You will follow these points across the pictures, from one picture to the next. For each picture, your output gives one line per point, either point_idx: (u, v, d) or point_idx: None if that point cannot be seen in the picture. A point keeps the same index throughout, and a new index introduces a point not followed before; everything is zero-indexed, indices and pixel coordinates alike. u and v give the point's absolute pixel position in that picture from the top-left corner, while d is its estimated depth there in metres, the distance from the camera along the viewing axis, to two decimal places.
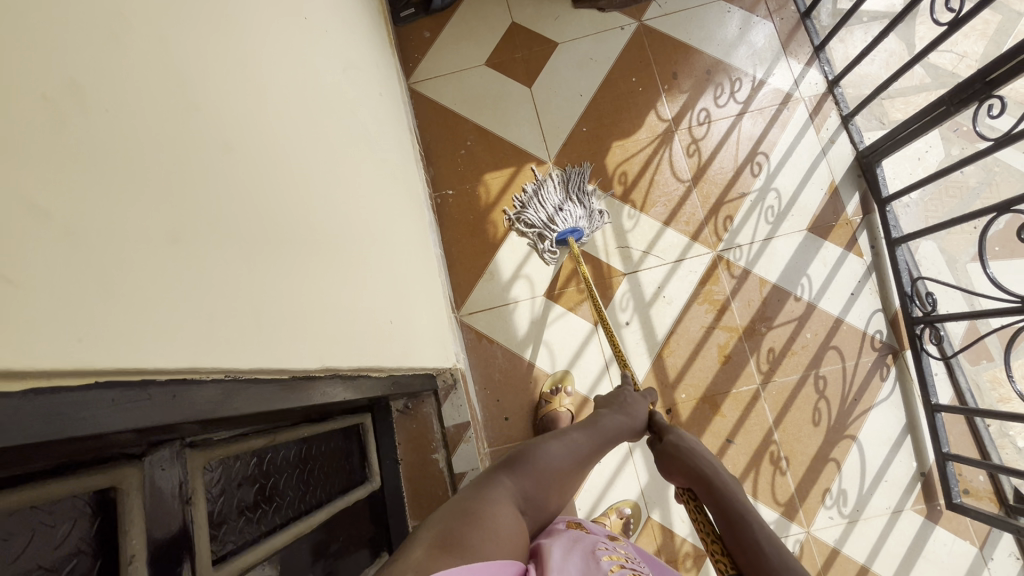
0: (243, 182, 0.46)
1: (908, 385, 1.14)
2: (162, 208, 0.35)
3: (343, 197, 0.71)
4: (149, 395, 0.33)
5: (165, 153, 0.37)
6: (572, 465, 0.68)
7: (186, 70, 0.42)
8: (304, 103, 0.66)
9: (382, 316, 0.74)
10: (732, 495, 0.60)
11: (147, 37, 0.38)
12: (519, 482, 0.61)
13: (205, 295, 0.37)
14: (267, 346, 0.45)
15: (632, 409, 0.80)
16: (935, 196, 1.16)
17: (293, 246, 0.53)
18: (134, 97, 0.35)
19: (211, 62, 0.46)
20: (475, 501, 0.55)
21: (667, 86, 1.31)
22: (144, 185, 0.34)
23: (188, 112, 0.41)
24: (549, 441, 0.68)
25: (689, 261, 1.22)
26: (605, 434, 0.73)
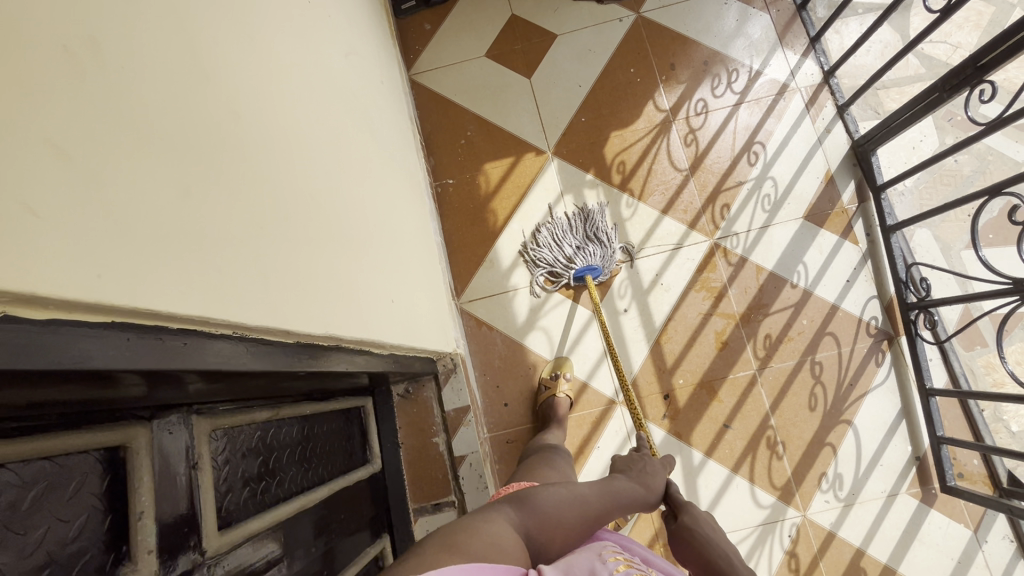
0: (251, 150, 0.48)
1: (903, 371, 1.15)
2: (177, 164, 0.37)
3: (346, 174, 0.72)
4: (162, 339, 0.35)
5: (178, 113, 0.38)
6: (583, 516, 0.68)
7: (199, 38, 0.44)
8: (309, 83, 0.67)
9: (384, 293, 0.75)
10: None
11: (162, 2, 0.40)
12: (525, 512, 0.62)
13: (215, 249, 0.39)
14: (274, 308, 0.46)
15: (652, 480, 0.83)
16: (930, 184, 1.17)
17: (299, 216, 0.54)
18: (150, 58, 0.37)
19: (221, 32, 0.48)
20: (479, 518, 0.56)
21: (665, 76, 1.32)
22: (157, 139, 0.36)
23: (200, 77, 0.42)
24: (559, 484, 0.70)
25: (687, 249, 1.23)
26: (621, 494, 0.75)
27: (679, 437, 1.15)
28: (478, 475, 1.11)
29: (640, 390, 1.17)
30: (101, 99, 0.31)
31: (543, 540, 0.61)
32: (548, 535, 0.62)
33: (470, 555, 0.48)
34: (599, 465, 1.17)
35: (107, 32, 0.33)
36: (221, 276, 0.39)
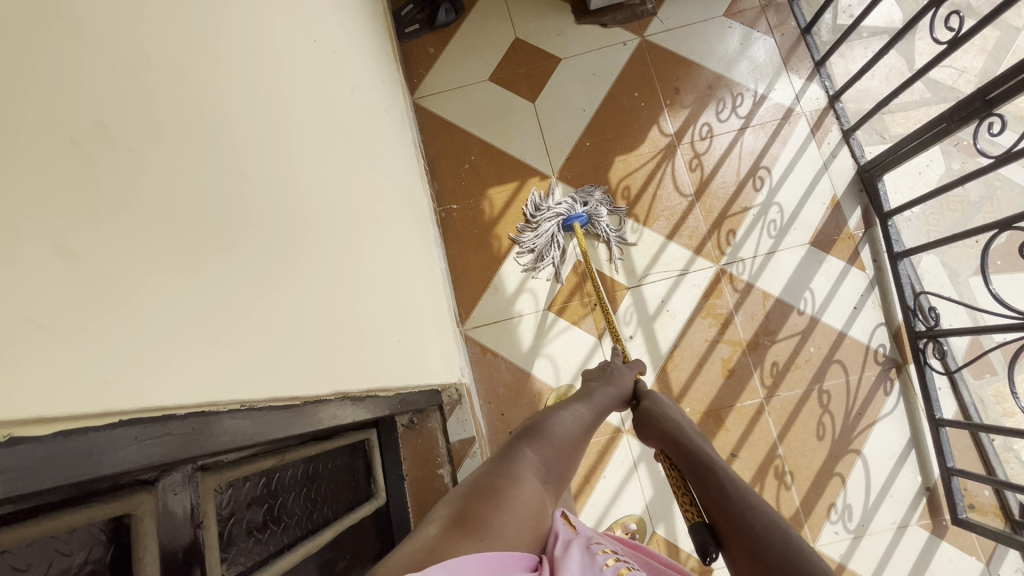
0: (258, 210, 0.47)
1: (912, 400, 1.14)
2: (184, 241, 0.36)
3: (352, 217, 0.72)
4: (169, 429, 0.34)
5: (186, 186, 0.38)
6: (581, 438, 0.72)
7: (207, 103, 0.43)
8: (315, 126, 0.67)
9: (390, 335, 0.75)
10: (699, 446, 0.68)
11: (170, 73, 0.39)
12: (539, 448, 0.64)
13: (221, 323, 0.38)
14: (280, 373, 0.45)
15: (623, 381, 0.86)
16: (936, 210, 1.16)
17: (306, 271, 0.54)
18: (159, 133, 0.36)
19: (228, 92, 0.47)
20: (491, 476, 0.55)
21: (669, 101, 1.32)
22: (166, 219, 0.35)
23: (209, 144, 0.42)
24: (559, 414, 0.72)
25: (693, 275, 1.23)
26: (598, 404, 0.79)
27: None
28: None
29: None
30: (106, 187, 0.31)
31: (557, 471, 0.64)
32: (561, 466, 0.65)
33: (481, 537, 0.45)
34: (606, 494, 1.15)
35: (113, 115, 0.32)
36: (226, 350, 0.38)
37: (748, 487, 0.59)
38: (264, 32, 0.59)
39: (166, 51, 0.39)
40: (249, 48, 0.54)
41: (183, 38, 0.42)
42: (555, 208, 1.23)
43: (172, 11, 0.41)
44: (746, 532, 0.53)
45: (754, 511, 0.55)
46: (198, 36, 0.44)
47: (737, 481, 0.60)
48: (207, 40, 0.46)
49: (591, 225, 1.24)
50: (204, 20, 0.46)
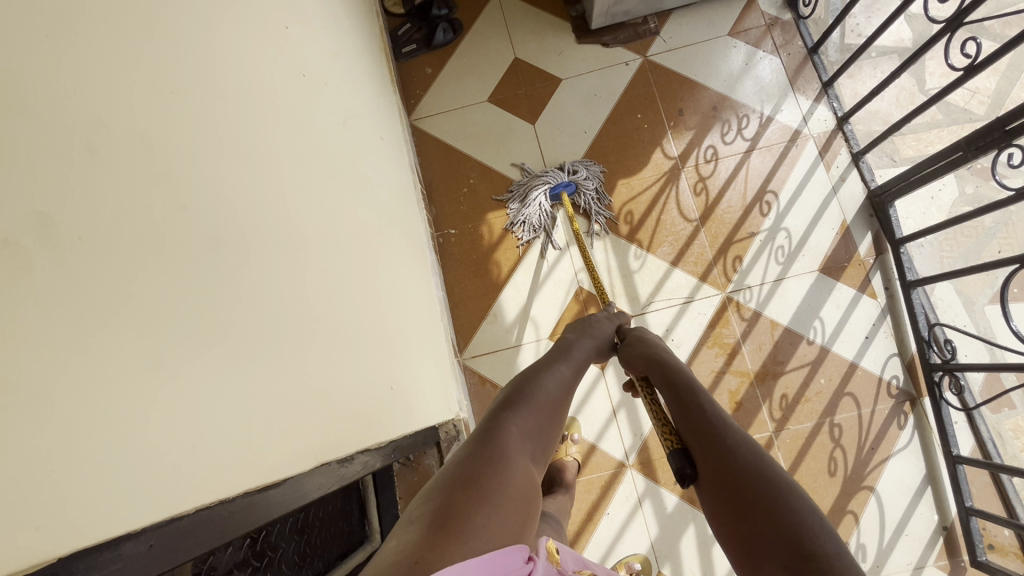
0: (235, 278, 0.44)
1: (927, 434, 1.10)
2: (144, 336, 0.33)
3: (341, 265, 0.68)
4: (122, 554, 0.30)
5: (150, 273, 0.34)
6: (567, 395, 0.67)
7: (178, 169, 0.40)
8: (301, 171, 0.63)
9: (382, 384, 0.71)
10: (681, 372, 0.66)
11: (134, 139, 0.36)
12: (521, 414, 0.59)
13: (187, 421, 0.35)
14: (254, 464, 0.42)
15: (599, 330, 0.81)
16: (950, 236, 1.12)
17: (286, 336, 0.50)
18: (119, 215, 0.33)
19: (205, 152, 0.44)
20: (471, 454, 0.51)
21: (673, 122, 1.29)
22: (125, 313, 0.32)
23: (178, 214, 0.39)
24: (539, 375, 0.66)
25: (698, 303, 1.19)
26: (579, 355, 0.75)
27: (692, 503, 1.12)
28: None
29: (651, 452, 1.15)
30: (50, 294, 0.27)
31: (547, 436, 0.60)
32: (549, 429, 0.61)
33: (470, 535, 0.41)
34: (609, 532, 1.11)
35: (61, 206, 0.29)
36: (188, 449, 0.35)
37: (727, 412, 0.59)
38: (248, 77, 0.56)
39: (130, 120, 0.36)
40: (229, 100, 0.50)
41: (152, 102, 0.39)
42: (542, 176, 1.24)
43: (140, 75, 0.38)
44: (722, 457, 0.53)
45: (730, 431, 0.56)
46: (168, 96, 0.41)
47: (717, 407, 0.59)
48: (181, 100, 0.42)
49: (578, 194, 1.23)
50: (177, 77, 0.43)
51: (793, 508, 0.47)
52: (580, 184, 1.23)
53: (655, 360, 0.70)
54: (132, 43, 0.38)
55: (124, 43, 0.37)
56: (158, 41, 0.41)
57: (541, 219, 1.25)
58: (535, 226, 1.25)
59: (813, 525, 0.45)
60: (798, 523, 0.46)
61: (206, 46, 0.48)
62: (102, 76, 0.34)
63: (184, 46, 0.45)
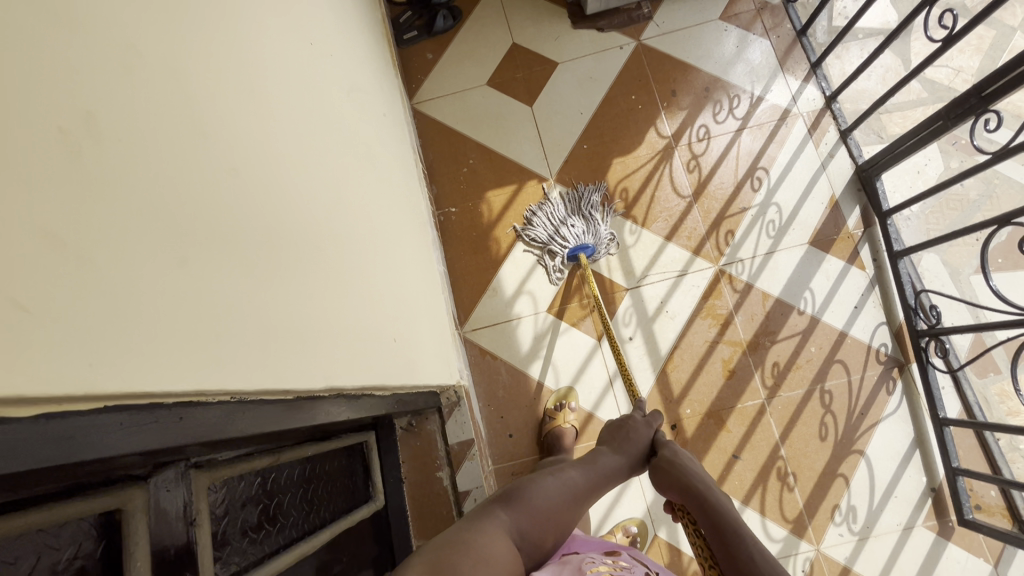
0: (251, 204, 0.48)
1: (915, 399, 1.13)
2: (173, 233, 0.37)
3: (345, 214, 0.72)
4: (156, 417, 0.34)
5: (178, 183, 0.38)
6: (568, 502, 0.70)
7: (200, 100, 0.44)
8: (309, 124, 0.67)
9: (385, 334, 0.75)
10: (724, 510, 0.65)
11: (161, 65, 0.40)
12: (517, 511, 0.63)
13: (208, 312, 0.38)
14: (271, 368, 0.46)
15: (632, 446, 0.83)
16: (936, 209, 1.16)
17: (295, 266, 0.54)
18: (150, 127, 0.37)
19: (223, 89, 0.48)
20: (467, 531, 0.55)
21: (666, 103, 1.32)
22: (156, 208, 0.35)
23: (202, 139, 0.43)
24: (547, 478, 0.71)
25: (692, 276, 1.22)
26: (602, 470, 0.77)
27: None
28: None
29: None
30: (94, 176, 0.31)
31: (534, 537, 0.63)
32: (539, 531, 0.64)
33: None
34: (607, 497, 1.14)
35: (102, 104, 0.33)
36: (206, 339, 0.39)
37: (778, 567, 0.57)
38: (259, 30, 0.60)
39: (157, 49, 0.40)
40: (244, 49, 0.54)
41: (176, 37, 0.43)
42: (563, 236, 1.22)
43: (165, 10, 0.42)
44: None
45: None
46: (190, 33, 0.45)
47: (770, 563, 0.58)
48: (201, 40, 0.46)
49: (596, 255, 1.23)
50: (197, 19, 0.46)
51: None
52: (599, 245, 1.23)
53: (695, 491, 0.70)
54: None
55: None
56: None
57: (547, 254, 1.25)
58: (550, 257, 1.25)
59: None
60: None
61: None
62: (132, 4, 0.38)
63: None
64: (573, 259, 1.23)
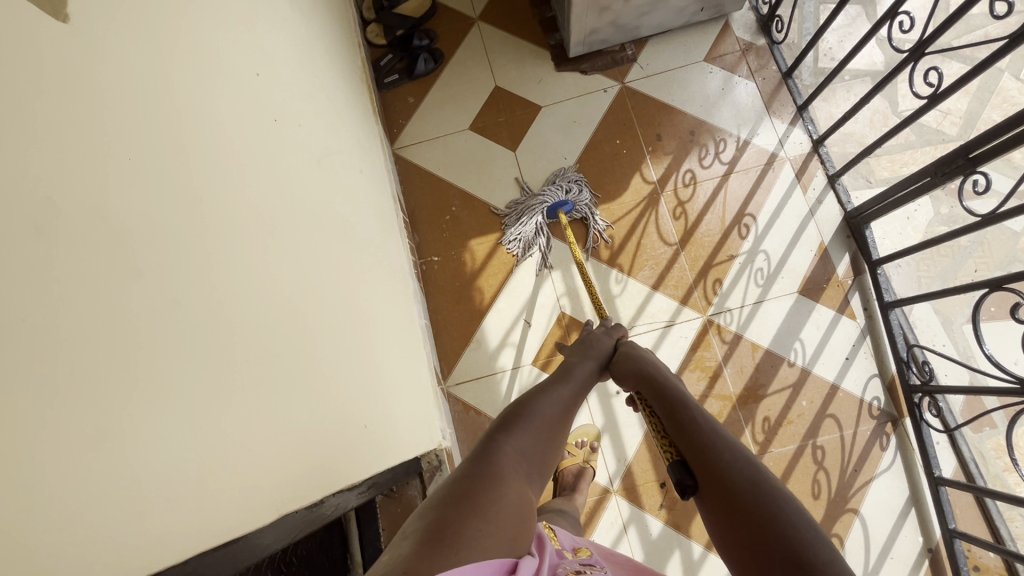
0: (188, 336, 0.45)
1: (909, 455, 1.10)
2: (68, 414, 0.33)
3: (309, 308, 0.68)
4: None
5: (83, 347, 0.35)
6: (562, 415, 0.68)
7: (133, 240, 0.41)
8: (270, 220, 0.64)
9: (354, 425, 0.72)
10: (674, 387, 0.69)
11: (78, 210, 0.36)
12: (517, 437, 0.60)
13: (114, 495, 0.35)
14: (196, 525, 0.42)
15: (599, 348, 0.84)
16: (927, 257, 1.13)
17: (246, 391, 0.51)
18: (55, 293, 0.33)
19: (160, 210, 0.45)
20: (458, 475, 0.52)
21: (651, 147, 1.30)
22: (57, 396, 0.32)
23: (124, 282, 0.39)
24: (538, 396, 0.69)
25: (679, 326, 1.20)
26: (577, 378, 0.76)
27: (678, 529, 1.11)
28: None
29: (635, 478, 1.14)
30: None
31: (538, 457, 0.61)
32: (543, 452, 0.62)
33: (460, 546, 0.42)
34: None
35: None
36: (121, 524, 0.36)
37: (720, 424, 0.60)
38: (216, 130, 0.57)
39: (83, 203, 0.37)
40: (192, 153, 0.51)
41: (112, 179, 0.40)
42: (541, 196, 1.25)
43: (100, 150, 0.39)
44: (717, 472, 0.54)
45: (724, 444, 0.57)
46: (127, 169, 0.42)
47: (713, 421, 0.61)
48: (139, 171, 0.43)
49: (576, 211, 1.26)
50: (135, 146, 0.44)
51: (787, 516, 0.48)
52: (578, 202, 1.26)
53: (648, 377, 0.74)
54: (90, 122, 0.39)
55: (83, 124, 0.38)
56: (116, 116, 0.42)
57: (534, 235, 1.27)
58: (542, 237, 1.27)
59: (807, 537, 0.46)
60: (791, 532, 0.46)
61: (165, 110, 0.49)
62: (57, 161, 0.35)
63: (146, 116, 0.46)
64: (552, 216, 1.25)
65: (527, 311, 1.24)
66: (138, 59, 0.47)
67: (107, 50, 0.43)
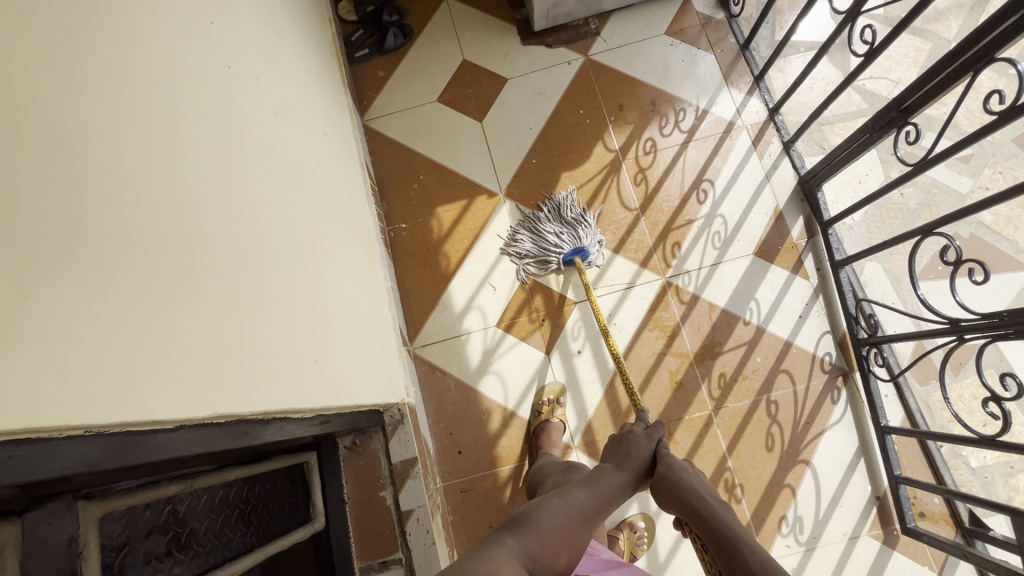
0: (129, 233, 0.48)
1: (859, 408, 1.14)
2: (20, 265, 0.36)
3: (258, 233, 0.71)
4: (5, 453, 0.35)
5: (35, 213, 0.38)
6: (579, 523, 0.72)
7: (76, 131, 0.44)
8: (222, 148, 0.68)
9: (303, 355, 0.75)
10: (726, 527, 0.74)
11: (25, 92, 0.39)
12: (524, 539, 0.64)
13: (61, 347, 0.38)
14: (139, 400, 0.45)
15: (635, 456, 0.87)
16: (877, 217, 1.17)
17: (184, 292, 0.53)
18: (12, 156, 0.37)
19: (103, 115, 0.48)
20: (477, 560, 0.57)
21: (614, 117, 1.34)
22: (15, 244, 0.36)
23: (67, 168, 0.42)
24: (554, 501, 0.73)
25: (639, 288, 1.23)
26: (609, 490, 0.80)
27: None
28: (426, 531, 1.06)
29: (596, 434, 1.18)
30: None
31: (544, 561, 0.64)
32: (550, 555, 0.65)
33: None
34: None
35: None
36: (70, 375, 0.39)
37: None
38: (162, 58, 0.60)
39: (27, 81, 0.40)
40: (136, 72, 0.54)
41: (52, 66, 0.43)
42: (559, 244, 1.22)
43: (44, 46, 0.42)
44: None
45: None
46: (67, 62, 0.45)
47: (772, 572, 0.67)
48: (81, 72, 0.46)
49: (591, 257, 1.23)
50: (76, 46, 0.47)
51: None
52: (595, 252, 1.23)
53: (694, 511, 0.78)
54: (30, 11, 0.42)
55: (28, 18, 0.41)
56: (59, 18, 0.45)
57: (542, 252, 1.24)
58: (535, 263, 1.25)
59: None
60: None
61: (108, 22, 0.52)
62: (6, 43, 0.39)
63: (89, 28, 0.49)
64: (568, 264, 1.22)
65: (491, 275, 1.27)
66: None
67: None
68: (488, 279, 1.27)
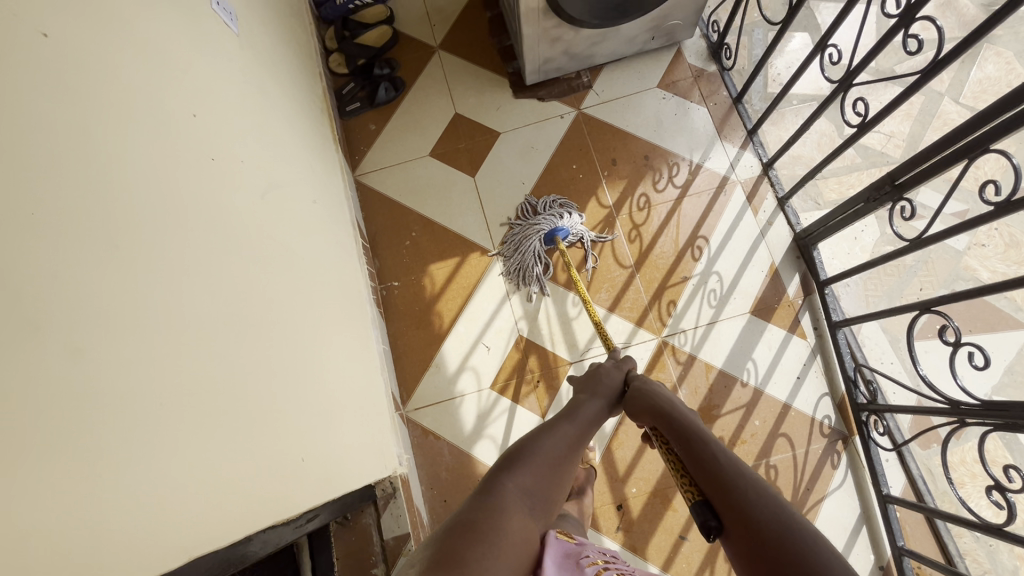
0: (112, 391, 0.46)
1: (860, 474, 1.12)
2: None
3: (245, 341, 0.69)
4: None
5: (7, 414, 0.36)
6: (568, 450, 0.65)
7: (53, 301, 0.42)
8: (211, 258, 0.66)
9: (289, 460, 0.72)
10: (693, 424, 0.67)
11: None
12: (521, 471, 0.59)
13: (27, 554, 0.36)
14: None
15: (607, 384, 0.81)
16: (874, 276, 1.15)
17: (168, 435, 0.51)
18: None
19: (87, 267, 0.46)
20: (477, 507, 0.52)
21: (608, 172, 1.33)
22: None
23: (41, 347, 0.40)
24: (537, 430, 0.67)
25: (635, 348, 1.21)
26: (587, 412, 0.74)
27: (634, 551, 1.12)
28: None
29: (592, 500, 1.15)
30: None
31: (540, 488, 0.59)
32: (546, 482, 0.60)
33: None
34: None
35: None
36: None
37: (745, 464, 0.59)
38: (150, 180, 0.58)
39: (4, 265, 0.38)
40: (122, 206, 0.53)
41: (36, 240, 0.41)
42: (537, 223, 1.24)
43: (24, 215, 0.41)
44: (741, 515, 0.53)
45: (752, 490, 0.54)
46: (50, 226, 0.43)
47: (736, 463, 0.59)
48: (62, 227, 0.44)
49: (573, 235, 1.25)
50: (60, 203, 0.45)
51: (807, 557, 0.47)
52: (573, 226, 1.25)
53: (665, 416, 0.71)
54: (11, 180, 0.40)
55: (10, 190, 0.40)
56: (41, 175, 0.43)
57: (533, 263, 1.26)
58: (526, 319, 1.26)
59: None
60: None
61: (94, 161, 0.50)
62: None
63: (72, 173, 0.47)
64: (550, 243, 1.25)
65: (484, 335, 1.25)
66: (66, 112, 0.48)
67: (33, 115, 0.44)
68: (482, 340, 1.25)
